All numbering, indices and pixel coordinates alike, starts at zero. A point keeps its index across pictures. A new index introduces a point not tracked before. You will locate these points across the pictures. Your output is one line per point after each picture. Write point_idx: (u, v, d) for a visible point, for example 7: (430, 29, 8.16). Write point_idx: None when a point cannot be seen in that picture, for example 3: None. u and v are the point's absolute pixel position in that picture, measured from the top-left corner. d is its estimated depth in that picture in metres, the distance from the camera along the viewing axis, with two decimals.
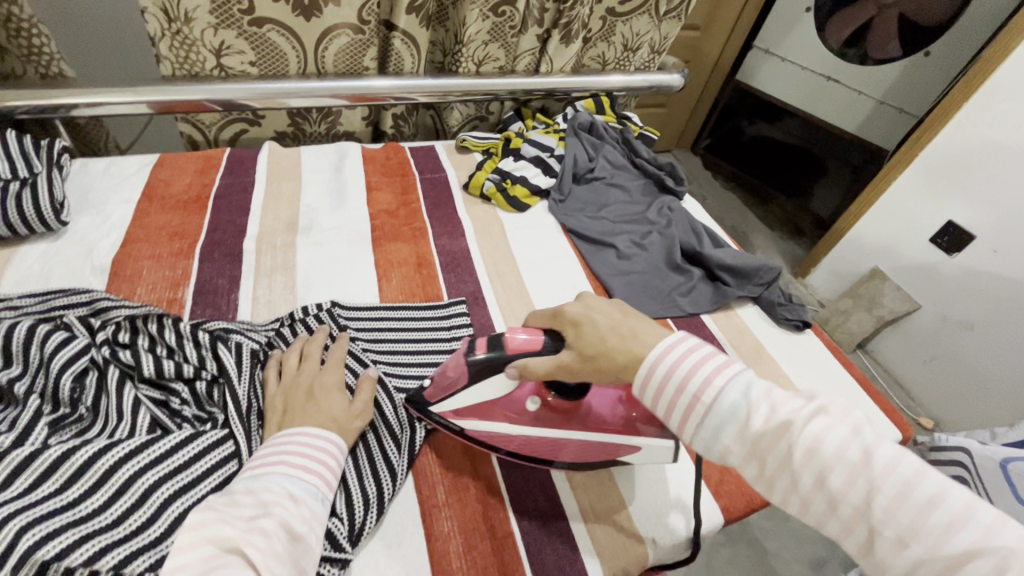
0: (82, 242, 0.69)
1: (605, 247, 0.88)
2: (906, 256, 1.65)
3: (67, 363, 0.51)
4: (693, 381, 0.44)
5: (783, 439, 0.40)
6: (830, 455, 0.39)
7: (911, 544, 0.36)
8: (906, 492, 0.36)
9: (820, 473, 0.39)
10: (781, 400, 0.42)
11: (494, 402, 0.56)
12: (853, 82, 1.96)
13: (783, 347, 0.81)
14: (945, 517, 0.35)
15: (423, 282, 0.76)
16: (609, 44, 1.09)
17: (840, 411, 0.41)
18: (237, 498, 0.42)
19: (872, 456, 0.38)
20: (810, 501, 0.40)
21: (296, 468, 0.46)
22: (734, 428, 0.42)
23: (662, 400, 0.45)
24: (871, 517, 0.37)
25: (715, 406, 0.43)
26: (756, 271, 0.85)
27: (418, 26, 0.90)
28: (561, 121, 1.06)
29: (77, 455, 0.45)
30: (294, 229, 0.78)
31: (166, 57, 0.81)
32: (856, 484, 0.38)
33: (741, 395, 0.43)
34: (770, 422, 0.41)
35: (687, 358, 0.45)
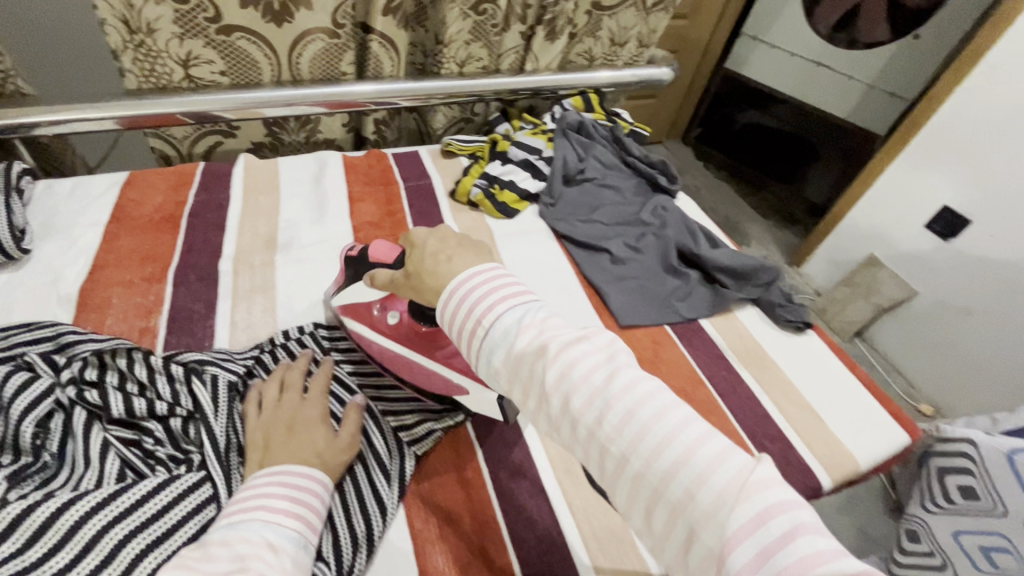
0: (47, 272, 0.65)
1: (599, 252, 0.85)
2: (903, 243, 1.63)
3: (29, 408, 0.48)
4: (476, 307, 0.43)
5: (540, 363, 0.40)
6: (576, 377, 0.38)
7: (631, 460, 0.36)
8: (636, 412, 0.36)
9: (565, 394, 0.38)
10: (551, 327, 0.41)
11: (369, 309, 0.63)
12: (842, 67, 1.97)
13: (784, 349, 0.78)
14: (666, 433, 0.35)
15: None
16: (595, 39, 1.06)
17: (602, 341, 0.41)
18: (212, 552, 0.39)
19: (615, 378, 0.38)
20: (559, 423, 0.39)
21: (276, 513, 0.43)
22: (504, 353, 0.42)
23: (453, 326, 0.45)
24: (602, 436, 0.37)
25: (489, 334, 0.42)
26: (755, 272, 0.82)
27: (396, 28, 0.87)
28: (549, 120, 1.03)
29: (38, 512, 0.42)
30: (273, 246, 0.75)
31: (130, 71, 0.77)
32: (595, 405, 0.38)
33: (514, 321, 0.42)
34: (534, 347, 0.41)
35: (476, 285, 0.45)
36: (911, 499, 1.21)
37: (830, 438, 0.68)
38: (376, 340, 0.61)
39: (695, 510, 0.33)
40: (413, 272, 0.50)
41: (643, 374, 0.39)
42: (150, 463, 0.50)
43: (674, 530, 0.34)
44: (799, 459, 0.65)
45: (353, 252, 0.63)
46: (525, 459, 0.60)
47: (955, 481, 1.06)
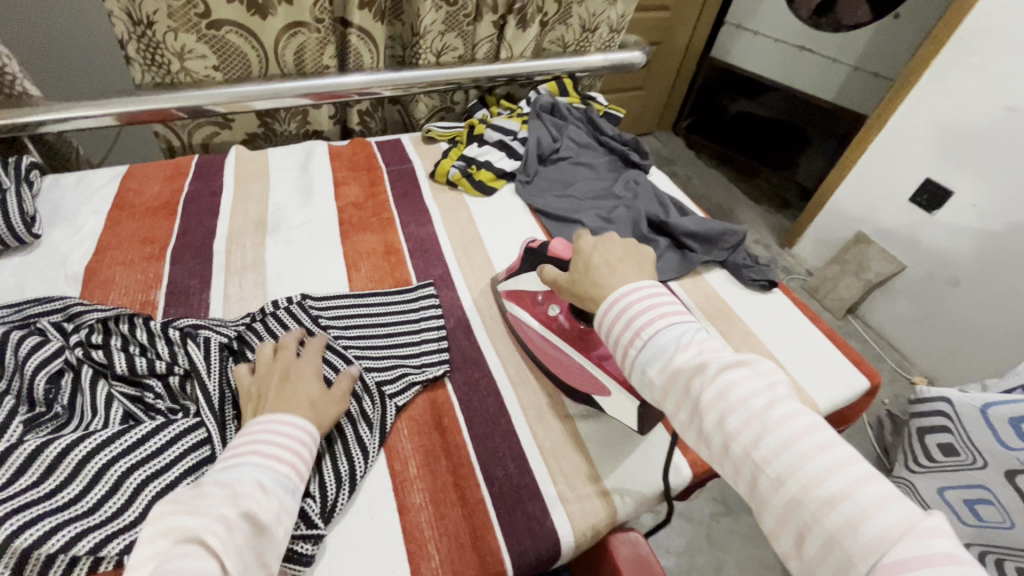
0: (55, 254, 0.71)
1: (572, 223, 0.90)
2: (887, 217, 1.66)
3: (41, 365, 0.54)
4: (636, 320, 0.50)
5: (697, 378, 0.45)
6: (734, 397, 0.42)
7: (788, 484, 0.39)
8: (796, 440, 0.40)
9: (722, 412, 0.43)
10: (710, 350, 0.46)
11: (532, 302, 0.70)
12: (825, 50, 2.03)
13: (751, 308, 0.82)
14: (827, 466, 0.38)
15: (392, 269, 0.78)
16: (567, 27, 1.11)
17: (763, 367, 0.44)
18: (203, 489, 0.42)
19: (775, 406, 0.41)
20: (710, 436, 0.43)
21: (267, 458, 0.47)
22: (660, 364, 0.47)
23: (609, 334, 0.52)
24: (758, 458, 0.40)
25: (646, 348, 0.48)
26: (720, 236, 0.87)
27: (373, 22, 0.92)
28: (524, 104, 1.07)
29: (49, 449, 0.47)
30: (263, 228, 0.80)
31: (134, 60, 0.84)
32: (752, 428, 0.41)
33: (674, 339, 0.48)
34: (690, 364, 0.46)
35: (640, 301, 0.51)
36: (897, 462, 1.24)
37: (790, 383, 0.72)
38: (533, 327, 0.68)
39: (854, 545, 0.35)
40: (578, 278, 0.57)
41: (805, 409, 0.42)
42: (150, 413, 0.55)
43: (827, 562, 0.37)
44: None
45: (532, 244, 0.67)
46: (500, 407, 0.64)
47: (934, 440, 1.09)
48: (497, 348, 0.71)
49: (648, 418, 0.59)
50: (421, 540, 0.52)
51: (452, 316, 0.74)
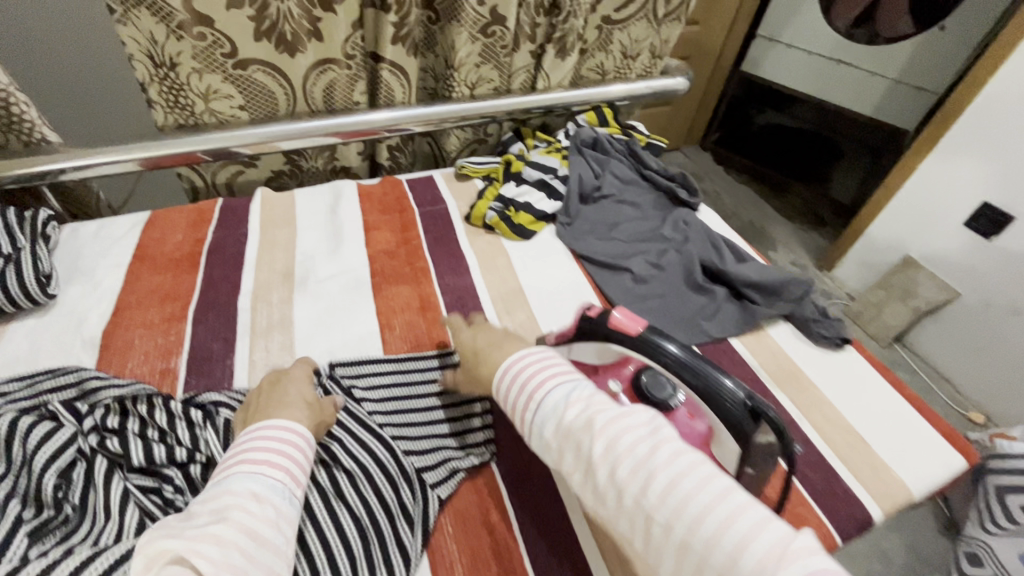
0: (72, 315, 0.66)
1: (619, 271, 0.83)
2: (940, 242, 1.56)
3: (50, 460, 0.48)
4: (530, 385, 0.49)
5: (586, 433, 0.43)
6: (621, 448, 0.41)
7: (676, 528, 0.37)
8: (679, 481, 0.38)
9: (611, 464, 0.41)
10: (597, 401, 0.45)
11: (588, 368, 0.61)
12: (865, 63, 1.90)
13: (822, 368, 0.74)
14: (708, 501, 0.37)
15: (428, 326, 0.72)
16: (607, 53, 1.04)
17: (645, 415, 0.44)
18: (196, 511, 0.41)
19: (658, 451, 0.40)
20: (604, 492, 0.41)
21: (259, 464, 0.44)
22: (552, 425, 0.46)
23: (507, 400, 0.51)
24: (647, 505, 0.38)
25: (541, 411, 0.47)
26: (784, 286, 0.79)
27: (406, 56, 0.86)
28: (563, 137, 1.01)
29: (58, 568, 0.39)
30: (291, 280, 0.75)
31: (156, 103, 0.78)
32: (639, 476, 0.39)
33: (563, 398, 0.47)
34: (580, 420, 0.44)
35: (528, 365, 0.51)
36: (966, 518, 1.13)
37: (876, 461, 0.63)
38: None
39: None
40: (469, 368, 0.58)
41: (686, 446, 0.41)
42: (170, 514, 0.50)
43: None
44: (845, 488, 0.60)
45: (591, 310, 0.57)
46: (555, 498, 0.58)
47: (1016, 501, 0.98)
48: None
49: None
50: None
51: None
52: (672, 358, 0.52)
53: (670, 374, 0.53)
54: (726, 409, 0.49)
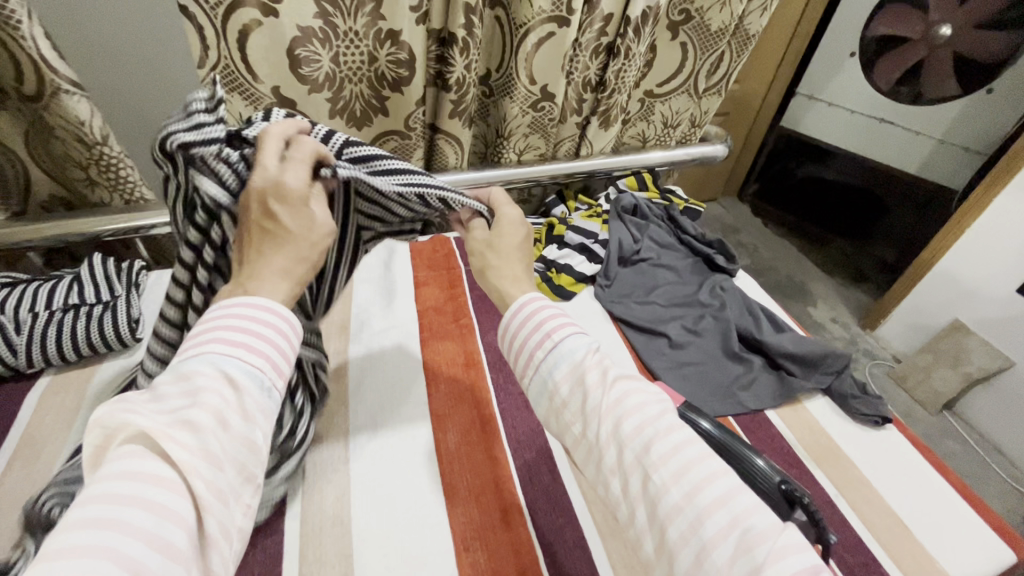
0: None
1: (657, 335, 0.85)
2: (991, 309, 1.51)
3: None
4: (546, 327, 0.51)
5: (597, 386, 0.46)
6: (630, 405, 0.44)
7: (670, 487, 0.40)
8: (681, 448, 0.41)
9: (618, 418, 0.44)
10: (609, 364, 0.49)
11: None
12: (907, 122, 1.88)
13: (861, 445, 0.73)
14: (706, 471, 0.40)
15: (472, 384, 0.75)
16: (648, 122, 1.10)
17: (653, 389, 0.47)
18: (162, 390, 0.37)
19: (665, 419, 0.44)
20: (603, 442, 0.44)
21: (234, 348, 0.39)
22: (566, 369, 0.48)
23: (518, 342, 0.52)
24: (646, 462, 0.41)
25: (553, 352, 0.50)
26: (823, 359, 0.80)
27: (461, 128, 0.93)
28: (603, 201, 1.06)
29: None
30: (347, 332, 0.80)
31: None
32: (643, 434, 0.42)
33: (581, 348, 0.50)
34: (591, 372, 0.48)
35: (548, 311, 0.53)
36: None
37: (918, 549, 0.62)
38: None
39: (727, 546, 0.37)
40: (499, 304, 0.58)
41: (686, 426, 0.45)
42: None
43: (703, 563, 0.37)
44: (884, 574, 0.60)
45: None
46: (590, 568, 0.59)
47: None
48: (583, 487, 0.67)
49: None
50: None
51: (524, 453, 0.69)
52: (703, 436, 0.54)
53: None
54: (763, 496, 0.51)
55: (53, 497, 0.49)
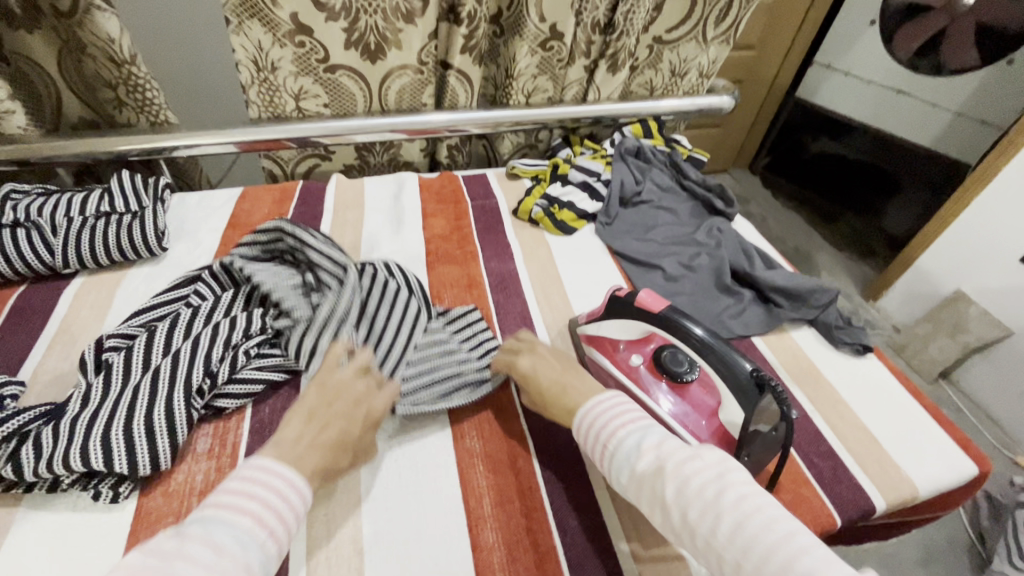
0: (178, 267, 0.79)
1: (652, 269, 0.89)
2: (993, 278, 1.52)
3: (193, 321, 0.63)
4: (602, 429, 0.53)
5: (659, 480, 0.47)
6: (691, 492, 0.45)
7: (746, 567, 0.41)
8: (745, 522, 0.42)
9: (683, 508, 0.45)
10: (668, 447, 0.49)
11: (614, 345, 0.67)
12: (926, 93, 1.85)
13: (841, 371, 0.77)
14: (773, 542, 0.41)
15: (474, 303, 0.80)
16: (656, 70, 1.12)
17: (712, 456, 0.47)
18: (186, 551, 0.38)
19: (726, 494, 0.44)
20: (679, 530, 0.45)
21: (266, 534, 0.42)
22: (627, 471, 0.50)
23: (584, 441, 0.55)
24: (717, 545, 0.43)
25: (614, 452, 0.51)
26: (811, 293, 0.83)
27: (471, 65, 0.96)
28: (608, 146, 1.09)
29: (134, 393, 0.56)
30: (358, 253, 0.85)
31: (254, 102, 0.91)
32: (709, 518, 0.43)
33: (635, 445, 0.50)
34: (651, 466, 0.48)
35: (601, 407, 0.55)
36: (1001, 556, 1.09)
37: (886, 459, 0.66)
38: (614, 374, 0.65)
39: None
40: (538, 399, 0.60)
41: (751, 489, 0.44)
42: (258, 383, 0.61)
43: None
44: (851, 477, 0.64)
45: (621, 291, 0.65)
46: (578, 458, 0.63)
47: None
48: None
49: None
50: None
51: None
52: (698, 340, 0.59)
53: (691, 351, 0.60)
54: (736, 386, 0.55)
55: (115, 338, 0.61)
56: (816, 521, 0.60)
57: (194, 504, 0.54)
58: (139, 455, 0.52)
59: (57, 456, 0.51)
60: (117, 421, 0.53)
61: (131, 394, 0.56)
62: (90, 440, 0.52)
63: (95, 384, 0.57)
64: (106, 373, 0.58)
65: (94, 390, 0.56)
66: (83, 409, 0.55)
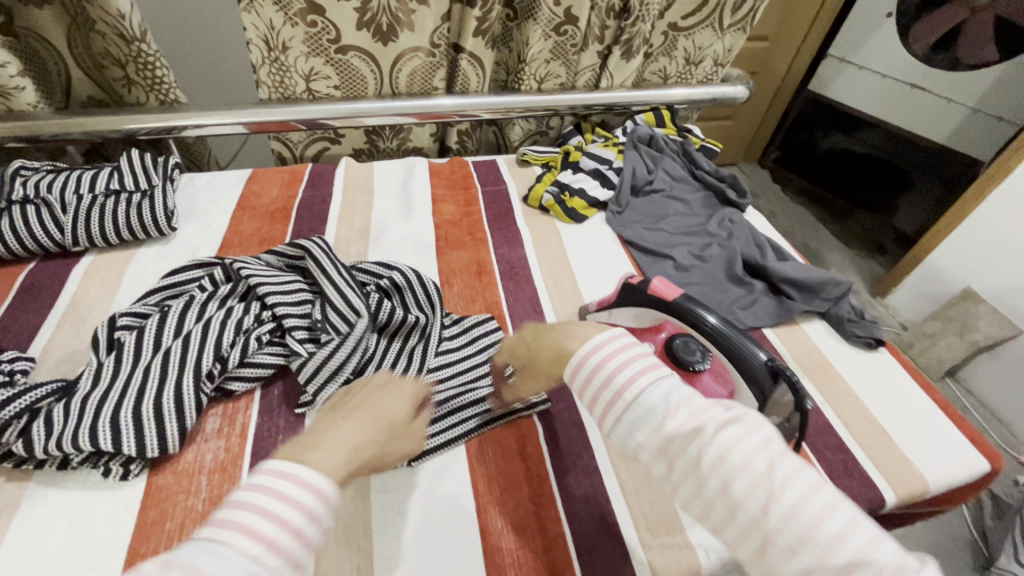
0: (187, 247, 0.78)
1: (663, 258, 0.88)
2: (1005, 277, 1.50)
3: (205, 303, 0.62)
4: (616, 380, 0.45)
5: (693, 443, 0.40)
6: (737, 462, 0.38)
7: (799, 553, 0.36)
8: (801, 504, 0.37)
9: (724, 478, 0.39)
10: (699, 408, 0.42)
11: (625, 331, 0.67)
12: (940, 89, 1.80)
13: (852, 364, 0.76)
14: (834, 529, 0.36)
15: (484, 289, 0.79)
16: (670, 58, 1.11)
17: (753, 421, 0.41)
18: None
19: (777, 469, 0.38)
20: (713, 502, 0.40)
21: (263, 544, 0.34)
22: (649, 429, 0.43)
23: (589, 390, 0.46)
24: (766, 526, 0.37)
25: (630, 409, 0.43)
26: (824, 286, 0.82)
27: (484, 48, 0.95)
28: (620, 134, 1.08)
29: (147, 375, 0.55)
30: (367, 237, 0.84)
31: (264, 82, 0.91)
32: (757, 494, 0.38)
33: (662, 400, 0.43)
34: (683, 428, 0.41)
35: (614, 356, 0.46)
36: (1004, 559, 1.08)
37: (897, 454, 0.66)
38: None
39: None
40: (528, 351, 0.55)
41: (800, 464, 0.39)
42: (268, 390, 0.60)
43: None
44: (861, 470, 0.64)
45: (634, 278, 0.64)
46: (587, 446, 0.63)
47: None
48: None
49: None
50: (501, 566, 0.51)
51: None
52: (712, 328, 0.59)
53: (704, 342, 0.60)
54: (750, 376, 0.55)
55: (128, 318, 0.61)
56: None
57: (202, 484, 0.54)
58: (148, 438, 0.53)
59: (67, 436, 0.51)
60: (128, 403, 0.53)
61: (142, 377, 0.55)
62: (100, 421, 0.52)
63: (108, 366, 0.56)
64: (118, 353, 0.57)
65: (106, 371, 0.56)
66: (95, 390, 0.54)
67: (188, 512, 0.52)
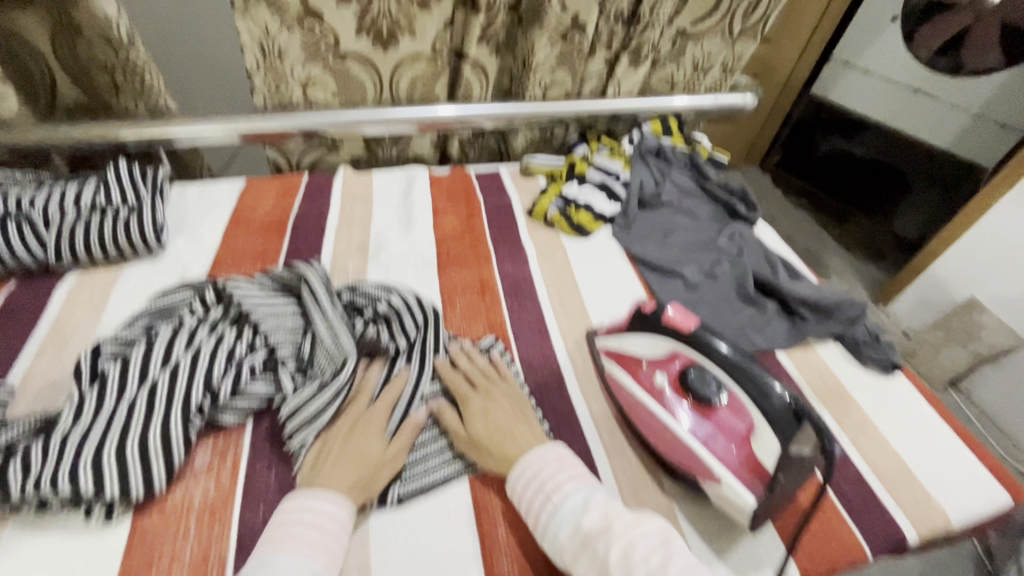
0: (177, 264, 0.75)
1: (672, 276, 0.85)
2: (1010, 287, 1.48)
3: (195, 330, 0.59)
4: (546, 483, 0.51)
5: (604, 540, 0.46)
6: (637, 556, 0.44)
7: None
8: None
9: (627, 572, 0.43)
10: (613, 510, 0.48)
11: (635, 358, 0.64)
12: (945, 94, 1.80)
13: (868, 390, 0.74)
14: None
15: (488, 309, 0.76)
16: (678, 65, 1.07)
17: (657, 525, 0.47)
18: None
19: (671, 563, 0.43)
20: None
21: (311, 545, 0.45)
22: (569, 529, 0.48)
23: (523, 495, 0.52)
24: None
25: (555, 512, 0.49)
26: (838, 307, 0.80)
27: (488, 55, 0.91)
28: (626, 142, 1.04)
29: (133, 411, 0.52)
30: (365, 253, 0.81)
31: (259, 89, 0.87)
32: None
33: (580, 501, 0.49)
34: (597, 525, 0.47)
35: (545, 462, 0.53)
36: None
37: (916, 487, 0.64)
38: (635, 393, 0.62)
39: None
40: (481, 440, 0.57)
41: (695, 562, 0.44)
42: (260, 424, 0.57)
43: None
44: (880, 505, 0.61)
45: (646, 306, 0.61)
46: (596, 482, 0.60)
47: None
48: (591, 409, 0.67)
49: (761, 514, 0.54)
50: None
51: (535, 374, 0.69)
52: (724, 359, 0.55)
53: (720, 373, 0.56)
54: (771, 413, 0.52)
55: (113, 346, 0.58)
56: (845, 552, 0.57)
57: (192, 526, 0.51)
58: (133, 479, 0.50)
59: (46, 477, 0.48)
60: (112, 442, 0.50)
61: (128, 413, 0.52)
62: (81, 463, 0.49)
63: (90, 400, 0.53)
64: (102, 385, 0.54)
65: (89, 405, 0.53)
66: (78, 427, 0.51)
67: (175, 558, 0.49)
